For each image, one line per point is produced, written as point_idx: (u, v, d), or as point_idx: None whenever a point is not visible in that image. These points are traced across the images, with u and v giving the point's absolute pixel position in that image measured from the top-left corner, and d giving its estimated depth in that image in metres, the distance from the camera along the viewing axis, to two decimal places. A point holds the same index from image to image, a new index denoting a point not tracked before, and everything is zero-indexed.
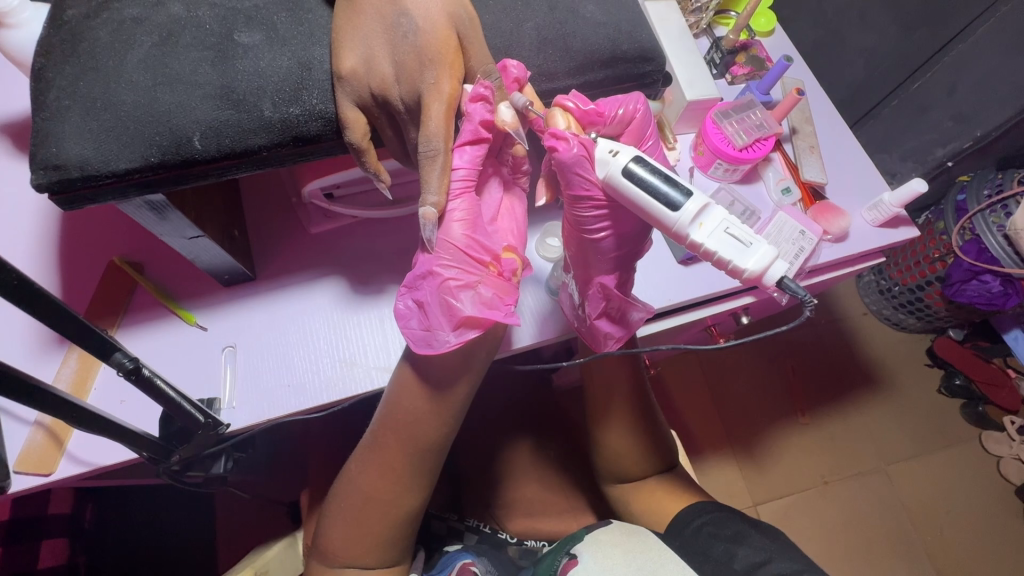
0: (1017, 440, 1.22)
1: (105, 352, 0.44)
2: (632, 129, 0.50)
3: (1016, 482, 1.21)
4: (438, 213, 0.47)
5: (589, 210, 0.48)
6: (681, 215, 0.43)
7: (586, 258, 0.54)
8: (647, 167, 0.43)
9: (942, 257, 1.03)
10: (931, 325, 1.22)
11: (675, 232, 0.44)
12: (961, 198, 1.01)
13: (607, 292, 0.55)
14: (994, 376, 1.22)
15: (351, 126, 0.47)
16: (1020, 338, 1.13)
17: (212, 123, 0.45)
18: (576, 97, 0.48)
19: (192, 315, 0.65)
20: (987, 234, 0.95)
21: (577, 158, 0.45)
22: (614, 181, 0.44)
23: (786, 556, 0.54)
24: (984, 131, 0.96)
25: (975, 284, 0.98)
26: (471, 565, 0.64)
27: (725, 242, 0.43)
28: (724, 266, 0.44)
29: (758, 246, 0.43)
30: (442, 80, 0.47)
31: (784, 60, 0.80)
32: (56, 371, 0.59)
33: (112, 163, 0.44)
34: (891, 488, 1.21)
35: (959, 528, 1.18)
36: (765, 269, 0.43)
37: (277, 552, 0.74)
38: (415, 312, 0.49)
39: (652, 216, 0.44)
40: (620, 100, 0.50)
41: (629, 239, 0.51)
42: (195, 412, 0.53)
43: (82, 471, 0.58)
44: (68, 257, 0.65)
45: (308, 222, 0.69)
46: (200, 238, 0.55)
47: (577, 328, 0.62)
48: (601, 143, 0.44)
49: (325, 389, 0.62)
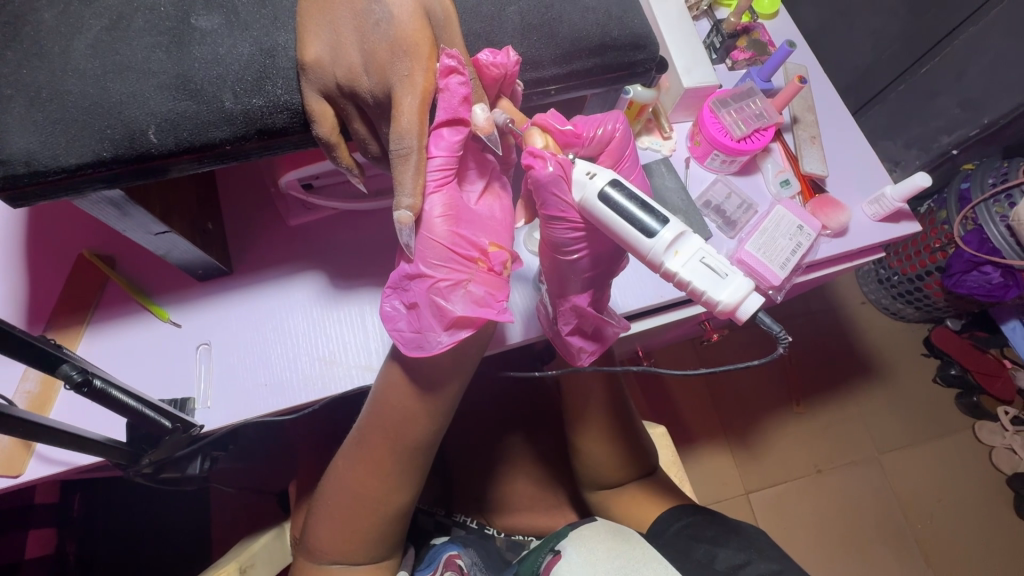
0: (1011, 431, 1.20)
1: (50, 364, 0.41)
2: (611, 149, 0.49)
3: (1007, 471, 1.20)
4: (415, 217, 0.43)
5: (565, 231, 0.45)
6: (655, 243, 0.40)
7: (560, 277, 0.51)
8: (623, 191, 0.41)
9: (943, 248, 1.00)
10: (930, 315, 1.20)
11: (650, 260, 0.41)
12: (965, 186, 0.98)
13: (582, 310, 0.52)
14: (988, 365, 1.20)
15: (318, 119, 0.44)
16: (1018, 330, 1.08)
17: (168, 116, 0.42)
18: (556, 117, 0.47)
19: (165, 312, 0.62)
20: (989, 224, 0.92)
21: (554, 178, 0.42)
22: (589, 205, 0.42)
23: (765, 557, 0.53)
24: (991, 118, 0.92)
25: (975, 275, 0.95)
26: (456, 557, 0.62)
27: (699, 273, 0.40)
28: (697, 296, 0.41)
29: (734, 277, 0.41)
30: (416, 72, 0.43)
31: (787, 46, 0.76)
32: (17, 385, 0.57)
33: (62, 158, 0.42)
34: (883, 477, 1.20)
35: (948, 517, 1.18)
36: (739, 301, 0.40)
37: (263, 544, 0.72)
38: (404, 314, 0.47)
39: (625, 240, 0.41)
40: (599, 120, 0.49)
41: (604, 260, 0.48)
42: (161, 418, 0.51)
43: (50, 472, 0.56)
44: (36, 250, 0.63)
45: (286, 213, 0.67)
46: (167, 233, 0.52)
47: (549, 338, 0.60)
48: (580, 165, 0.42)
49: (304, 387, 0.60)
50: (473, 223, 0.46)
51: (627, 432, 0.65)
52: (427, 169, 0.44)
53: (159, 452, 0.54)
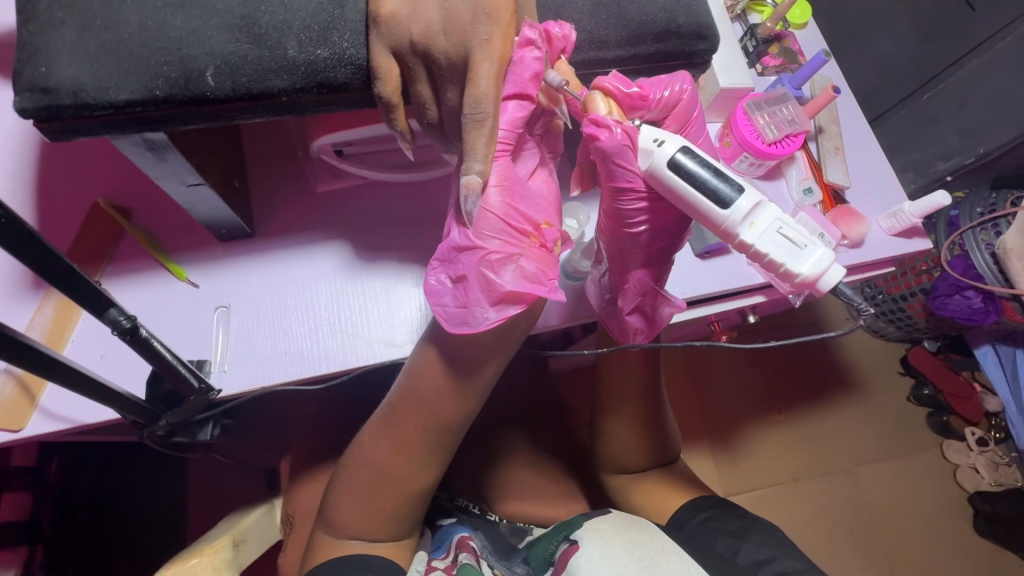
0: (976, 451, 1.18)
1: (99, 308, 0.42)
2: (677, 112, 0.48)
3: (969, 490, 1.19)
4: (483, 183, 0.42)
5: (631, 203, 0.46)
6: (732, 214, 0.40)
7: (621, 252, 0.51)
8: (695, 159, 0.41)
9: (928, 271, 1.00)
10: (910, 335, 1.17)
11: (725, 231, 0.41)
12: (953, 212, 0.99)
13: (644, 286, 0.52)
14: (960, 387, 1.18)
15: (382, 76, 0.44)
16: (988, 354, 1.09)
17: (227, 58, 0.43)
18: (618, 79, 0.46)
19: (183, 270, 0.60)
20: (975, 250, 0.94)
21: (619, 147, 0.43)
22: (657, 173, 0.42)
23: (789, 554, 0.53)
24: (987, 149, 0.93)
25: (958, 300, 0.95)
26: (469, 539, 0.60)
27: (777, 244, 0.41)
28: (774, 268, 0.42)
29: (813, 249, 0.41)
30: (495, 37, 0.42)
31: (821, 54, 0.78)
32: (30, 318, 0.57)
33: (111, 92, 0.42)
34: (856, 490, 1.18)
35: (925, 540, 1.16)
36: (819, 272, 0.41)
37: (254, 521, 0.66)
38: (449, 289, 0.46)
39: (698, 211, 0.41)
40: (665, 81, 0.48)
41: (667, 232, 0.48)
42: (188, 374, 0.49)
43: (55, 429, 0.54)
44: (47, 194, 0.60)
45: (315, 179, 0.64)
46: (201, 186, 0.52)
47: (602, 318, 0.59)
48: (646, 131, 0.42)
49: (325, 358, 0.58)
50: (527, 198, 0.45)
51: (652, 426, 0.65)
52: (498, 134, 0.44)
53: (178, 413, 0.52)
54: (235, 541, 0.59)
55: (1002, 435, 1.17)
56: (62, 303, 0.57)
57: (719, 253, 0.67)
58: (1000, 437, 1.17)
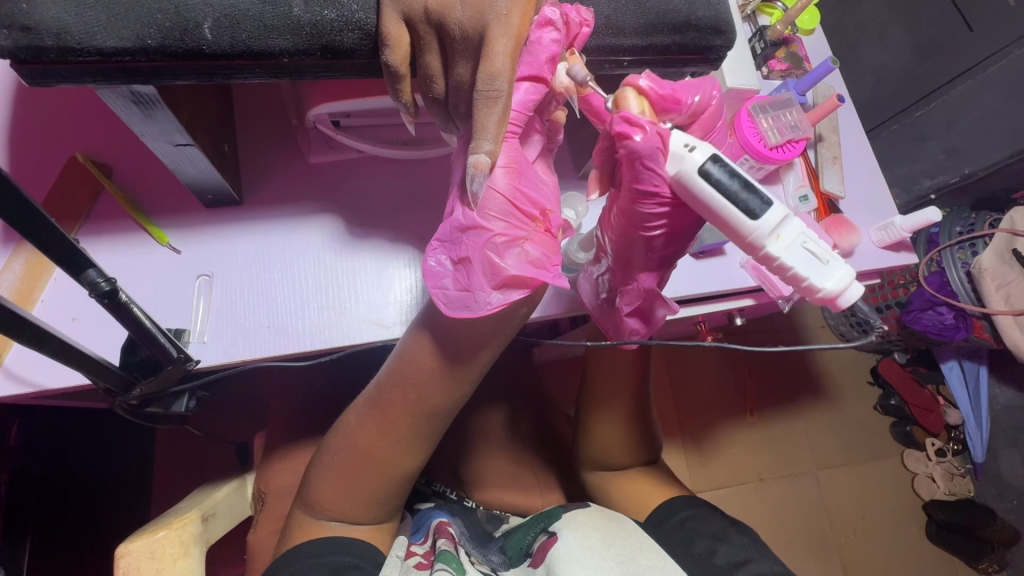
0: (934, 461, 1.21)
1: (77, 267, 0.40)
2: (704, 119, 0.47)
3: (924, 499, 1.22)
4: (491, 164, 0.41)
5: (653, 206, 0.44)
6: (759, 226, 0.40)
7: (629, 252, 0.50)
8: (724, 168, 0.40)
9: (906, 284, 1.03)
10: (881, 346, 1.20)
11: (750, 242, 0.41)
12: (934, 231, 1.02)
13: (648, 289, 0.52)
14: (924, 400, 1.19)
15: (391, 44, 0.42)
16: (954, 369, 1.11)
17: (227, 11, 0.41)
18: (655, 78, 0.44)
19: (164, 235, 0.58)
20: (951, 267, 0.96)
21: (652, 150, 0.41)
22: (685, 181, 0.41)
23: (766, 557, 0.54)
24: (971, 169, 0.94)
25: (931, 314, 0.96)
26: (447, 526, 0.60)
27: (802, 258, 0.41)
28: (798, 283, 0.41)
29: (834, 266, 0.41)
30: (513, 12, 0.40)
31: (829, 62, 0.76)
32: None
33: (98, 39, 0.40)
34: (818, 493, 1.21)
35: (886, 548, 1.19)
36: (842, 290, 0.41)
37: (224, 495, 0.65)
38: (450, 271, 0.45)
39: (725, 221, 0.41)
40: (697, 86, 0.46)
41: (680, 239, 0.47)
42: (167, 344, 0.47)
43: (22, 391, 0.52)
44: (19, 144, 0.57)
45: (307, 149, 0.62)
46: (189, 147, 0.49)
47: (596, 315, 0.59)
48: (679, 136, 0.41)
49: (309, 335, 0.57)
50: (533, 182, 0.44)
51: (637, 422, 0.66)
52: (512, 107, 0.43)
53: (153, 384, 0.50)
54: (204, 515, 0.57)
55: (960, 447, 1.19)
56: (33, 259, 0.54)
57: (713, 254, 0.67)
58: (956, 449, 1.20)
